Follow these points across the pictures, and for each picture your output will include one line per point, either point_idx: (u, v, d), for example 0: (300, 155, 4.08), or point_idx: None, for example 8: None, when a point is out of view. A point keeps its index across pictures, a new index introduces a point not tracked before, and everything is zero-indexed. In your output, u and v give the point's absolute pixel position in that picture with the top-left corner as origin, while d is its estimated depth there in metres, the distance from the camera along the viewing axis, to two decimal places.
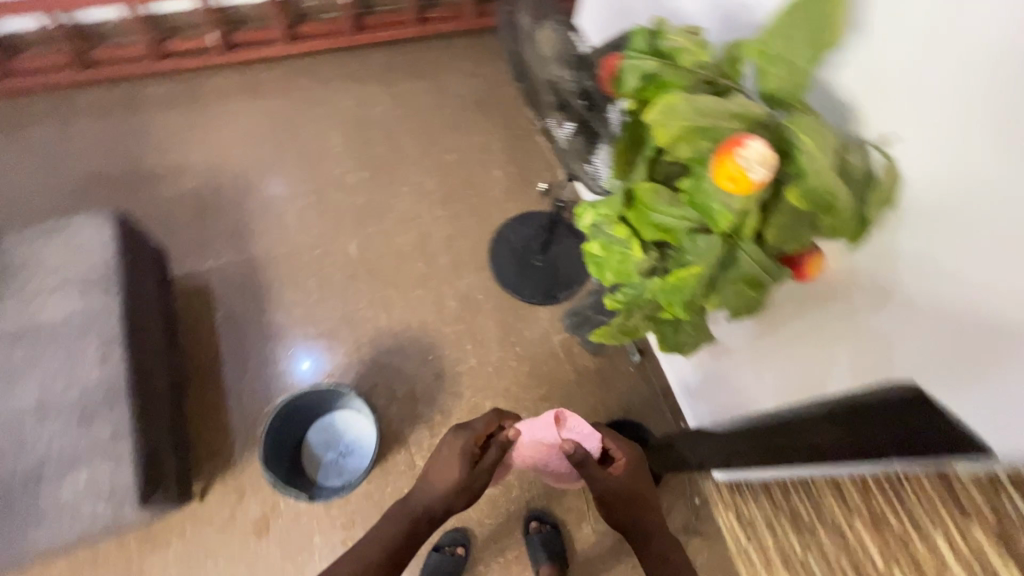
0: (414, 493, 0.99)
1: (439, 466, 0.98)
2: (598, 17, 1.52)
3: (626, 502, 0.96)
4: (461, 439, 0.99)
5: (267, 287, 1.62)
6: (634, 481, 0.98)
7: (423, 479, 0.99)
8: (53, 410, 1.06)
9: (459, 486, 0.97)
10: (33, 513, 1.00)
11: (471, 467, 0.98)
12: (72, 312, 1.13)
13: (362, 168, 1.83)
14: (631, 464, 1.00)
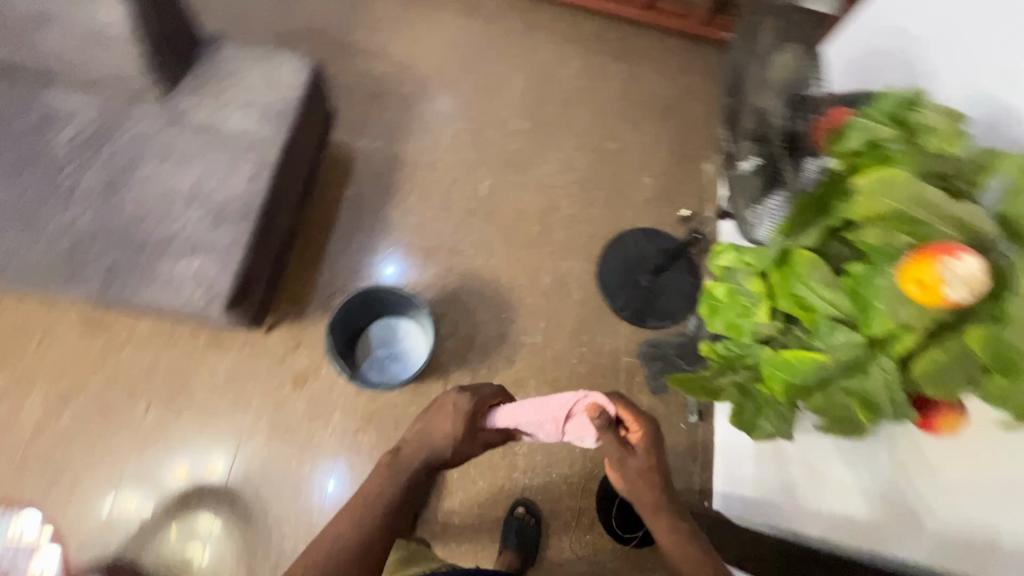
0: (404, 448, 0.99)
1: (442, 423, 0.99)
2: (849, 59, 1.39)
3: (644, 481, 0.92)
4: (464, 399, 1.01)
5: (398, 185, 1.71)
6: (650, 454, 0.93)
7: (417, 437, 1.00)
8: (197, 199, 1.20)
9: (460, 446, 0.98)
10: (150, 273, 1.16)
11: (471, 428, 0.99)
12: (247, 129, 1.27)
13: (526, 119, 1.85)
14: (649, 437, 0.93)
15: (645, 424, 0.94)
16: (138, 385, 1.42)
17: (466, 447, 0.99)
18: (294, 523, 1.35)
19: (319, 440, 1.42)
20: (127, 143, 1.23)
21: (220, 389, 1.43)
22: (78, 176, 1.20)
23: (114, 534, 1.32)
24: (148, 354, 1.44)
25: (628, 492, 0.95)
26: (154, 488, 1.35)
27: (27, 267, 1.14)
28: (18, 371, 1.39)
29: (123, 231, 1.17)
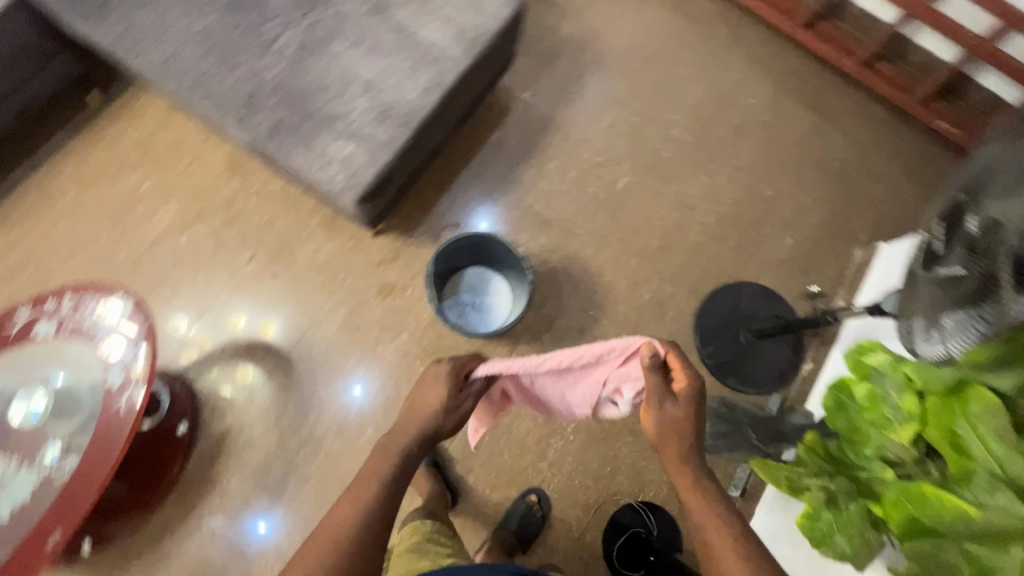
0: (401, 424, 0.88)
1: (425, 394, 0.89)
2: None
3: (676, 432, 0.86)
4: (444, 363, 0.92)
5: (541, 149, 1.69)
6: (690, 408, 0.86)
7: (405, 412, 0.90)
8: (371, 92, 1.23)
9: (448, 409, 0.89)
10: (307, 141, 1.19)
11: (459, 387, 0.90)
12: (439, 44, 1.28)
13: (689, 132, 1.76)
14: (693, 391, 0.86)
15: (693, 377, 0.86)
16: (250, 236, 1.51)
17: (452, 404, 0.89)
18: (332, 414, 1.42)
19: (381, 352, 1.47)
20: (332, 16, 1.27)
21: (314, 269, 1.51)
22: (280, 30, 1.25)
23: (184, 355, 1.44)
24: (268, 213, 1.53)
25: (657, 443, 0.88)
26: (231, 330, 1.46)
27: (212, 96, 1.21)
28: (160, 182, 1.51)
29: (299, 95, 1.21)
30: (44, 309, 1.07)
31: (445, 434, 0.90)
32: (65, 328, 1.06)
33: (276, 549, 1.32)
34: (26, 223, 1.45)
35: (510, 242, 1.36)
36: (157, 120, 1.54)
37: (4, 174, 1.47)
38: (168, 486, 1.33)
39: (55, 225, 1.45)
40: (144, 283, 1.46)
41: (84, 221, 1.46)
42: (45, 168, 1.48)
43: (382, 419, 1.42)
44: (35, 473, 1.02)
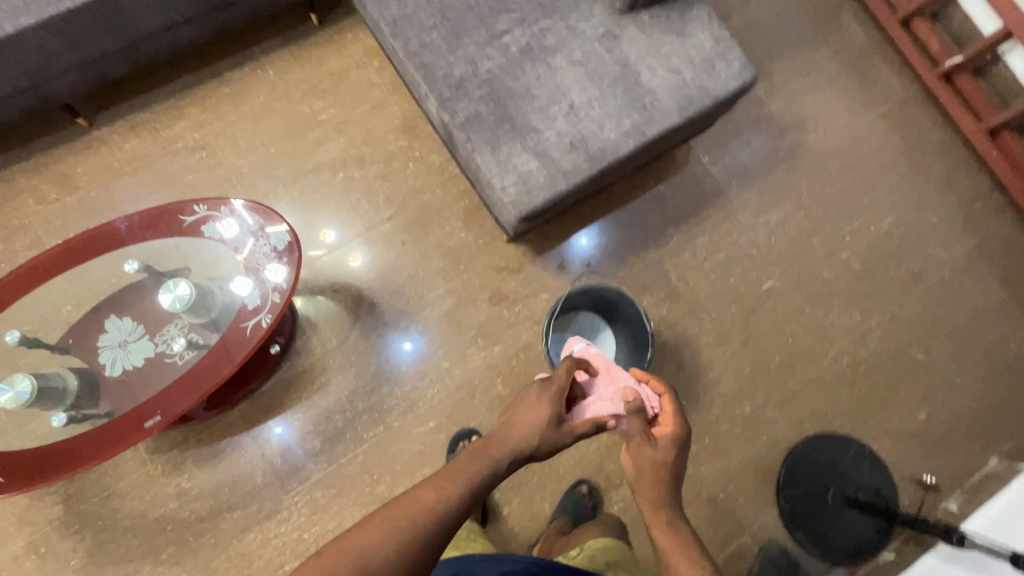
0: (494, 436, 0.82)
1: (523, 411, 0.84)
2: None
3: (653, 473, 0.88)
4: (549, 388, 0.88)
5: (698, 219, 1.60)
6: (669, 454, 0.91)
7: (501, 426, 0.84)
8: (572, 117, 1.20)
9: (547, 435, 0.83)
10: (495, 142, 1.17)
11: (556, 414, 0.85)
12: (655, 93, 1.22)
13: (859, 260, 1.61)
14: (672, 437, 0.92)
15: (677, 425, 0.93)
16: (397, 197, 1.54)
17: (554, 433, 0.84)
18: (402, 391, 1.43)
19: (470, 355, 1.46)
20: (564, 28, 1.24)
21: (441, 251, 1.52)
22: (510, 26, 1.23)
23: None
24: (421, 182, 1.55)
25: (637, 483, 0.88)
26: (344, 272, 1.50)
27: (422, 63, 1.20)
28: (340, 117, 1.57)
29: (505, 95, 1.20)
30: (218, 212, 1.12)
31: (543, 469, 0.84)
32: (229, 238, 1.12)
33: (309, 495, 1.36)
34: (217, 110, 1.54)
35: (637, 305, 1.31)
36: (358, 58, 1.60)
37: (216, 59, 1.57)
38: (244, 395, 1.39)
39: (239, 121, 1.54)
40: (290, 199, 1.52)
41: (265, 127, 1.55)
42: (250, 66, 1.57)
43: (446, 418, 1.42)
44: (153, 347, 1.12)
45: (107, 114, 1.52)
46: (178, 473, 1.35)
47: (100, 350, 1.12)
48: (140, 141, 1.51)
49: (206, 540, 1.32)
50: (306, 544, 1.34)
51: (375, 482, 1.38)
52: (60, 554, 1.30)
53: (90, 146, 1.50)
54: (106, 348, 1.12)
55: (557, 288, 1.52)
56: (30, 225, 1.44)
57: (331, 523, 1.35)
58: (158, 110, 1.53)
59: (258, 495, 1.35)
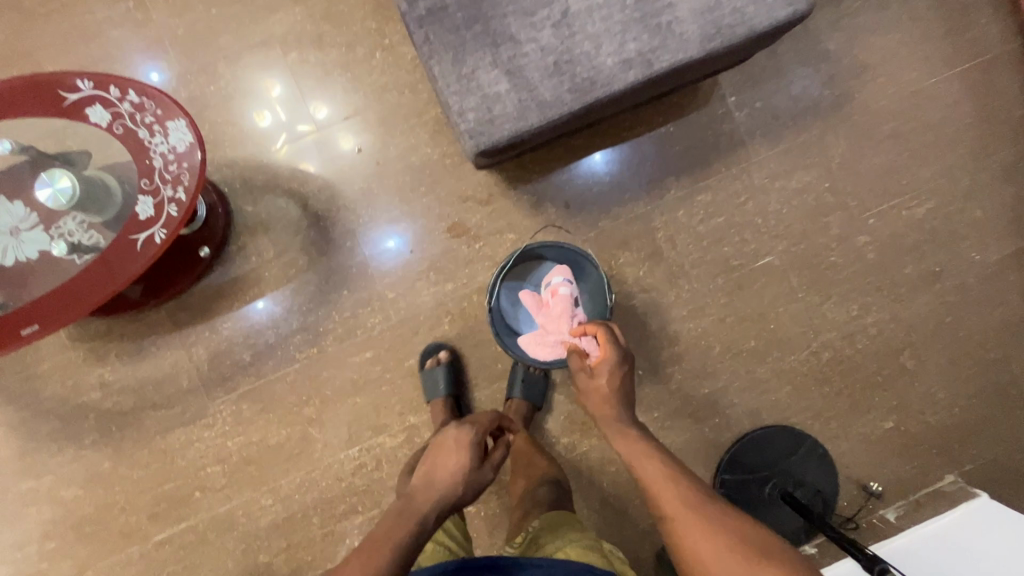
0: (414, 493, 0.76)
1: (438, 458, 0.81)
2: None
3: (600, 399, 1.00)
4: (467, 429, 0.85)
5: (703, 171, 1.37)
6: (611, 378, 1.01)
7: (420, 482, 0.78)
8: (562, 29, 0.94)
9: (468, 480, 0.79)
10: (459, 50, 0.94)
11: (476, 459, 0.81)
12: (675, 11, 0.95)
13: (876, 246, 1.40)
14: (614, 361, 1.01)
15: (611, 350, 1.02)
16: (359, 95, 1.34)
17: (475, 476, 0.80)
18: (341, 316, 1.33)
19: (418, 289, 1.34)
20: None
21: (401, 166, 1.34)
22: None
23: (269, 118, 1.33)
24: (388, 78, 1.34)
25: (596, 415, 1.01)
26: (323, 159, 1.34)
27: None
28: None
29: None
30: (107, 94, 0.93)
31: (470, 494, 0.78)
32: (118, 126, 0.93)
33: (235, 406, 1.32)
34: None
35: (593, 262, 1.19)
36: None
37: None
38: (158, 301, 1.28)
39: None
40: (281, 58, 1.32)
41: None
42: None
43: (384, 350, 1.34)
44: (47, 239, 0.97)
45: None
46: (101, 364, 1.31)
47: None
48: None
49: (129, 434, 1.31)
50: (229, 452, 1.33)
51: (304, 403, 1.33)
52: None
53: None
54: None
55: (526, 229, 1.34)
56: None
57: (255, 436, 1.33)
58: None
59: (183, 398, 1.32)
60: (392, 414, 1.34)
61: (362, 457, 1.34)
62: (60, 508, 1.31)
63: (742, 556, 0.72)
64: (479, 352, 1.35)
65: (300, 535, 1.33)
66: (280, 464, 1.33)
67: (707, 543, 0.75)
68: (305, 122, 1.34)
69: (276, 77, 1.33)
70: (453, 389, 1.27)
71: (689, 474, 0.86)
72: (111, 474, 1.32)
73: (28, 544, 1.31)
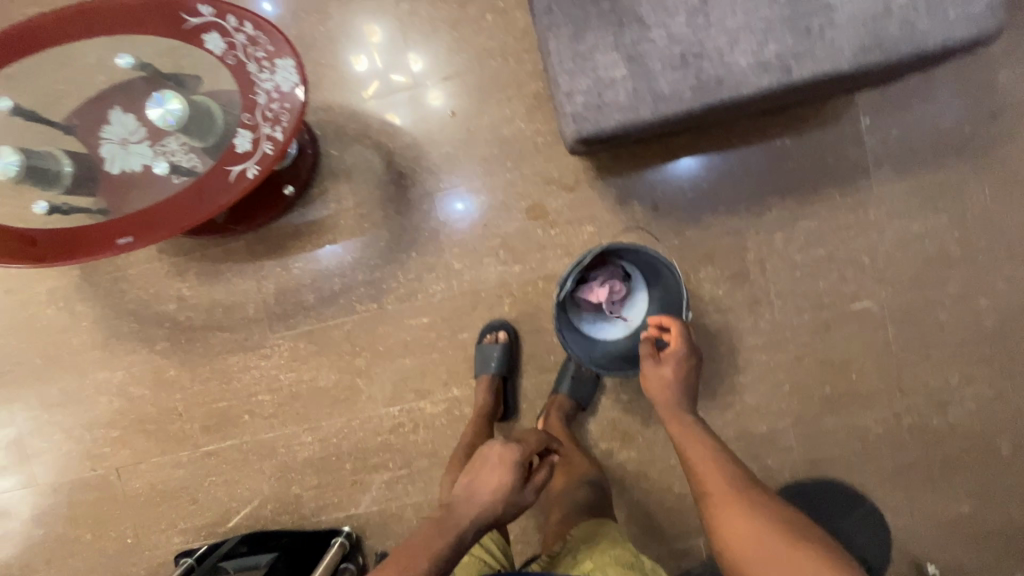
0: (454, 504, 0.74)
1: (480, 475, 0.75)
2: None
3: (661, 387, 0.97)
4: (514, 446, 0.77)
5: (813, 195, 1.25)
6: (675, 371, 0.97)
7: (458, 494, 0.74)
8: (698, 17, 0.85)
9: (508, 500, 0.75)
10: (581, 25, 0.87)
11: (521, 482, 0.75)
12: (830, 12, 0.83)
13: (996, 313, 1.24)
14: (683, 352, 0.98)
15: (680, 341, 0.98)
16: (463, 57, 1.30)
17: (516, 497, 0.75)
18: (406, 276, 1.33)
19: (485, 265, 1.31)
20: None
21: (492, 137, 1.30)
22: None
23: (365, 62, 1.33)
24: (494, 42, 1.29)
25: (653, 399, 0.98)
26: (411, 112, 1.32)
27: None
28: None
29: None
30: (225, 23, 0.94)
31: (514, 510, 0.76)
32: (230, 57, 0.94)
33: (292, 343, 1.37)
34: None
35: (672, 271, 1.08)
36: None
37: None
38: (230, 232, 1.31)
39: None
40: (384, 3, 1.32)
41: None
42: None
43: (440, 318, 1.33)
44: (150, 154, 1.01)
45: None
46: (180, 279, 1.38)
47: (101, 141, 1.03)
48: None
49: (196, 347, 1.39)
50: (281, 384, 1.38)
51: (356, 353, 1.36)
52: (74, 312, 1.42)
53: None
54: (107, 142, 1.03)
55: (607, 224, 1.28)
56: None
57: (306, 374, 1.37)
58: None
59: (248, 325, 1.38)
60: (437, 382, 1.34)
61: (401, 417, 1.36)
62: (127, 402, 1.42)
63: (777, 534, 0.73)
64: (534, 338, 1.32)
65: (330, 476, 1.38)
66: (324, 406, 1.37)
67: (744, 519, 0.76)
68: (399, 72, 1.32)
69: (380, 25, 1.32)
70: (502, 371, 1.26)
71: (737, 461, 0.86)
72: (174, 380, 1.41)
73: (96, 427, 1.43)
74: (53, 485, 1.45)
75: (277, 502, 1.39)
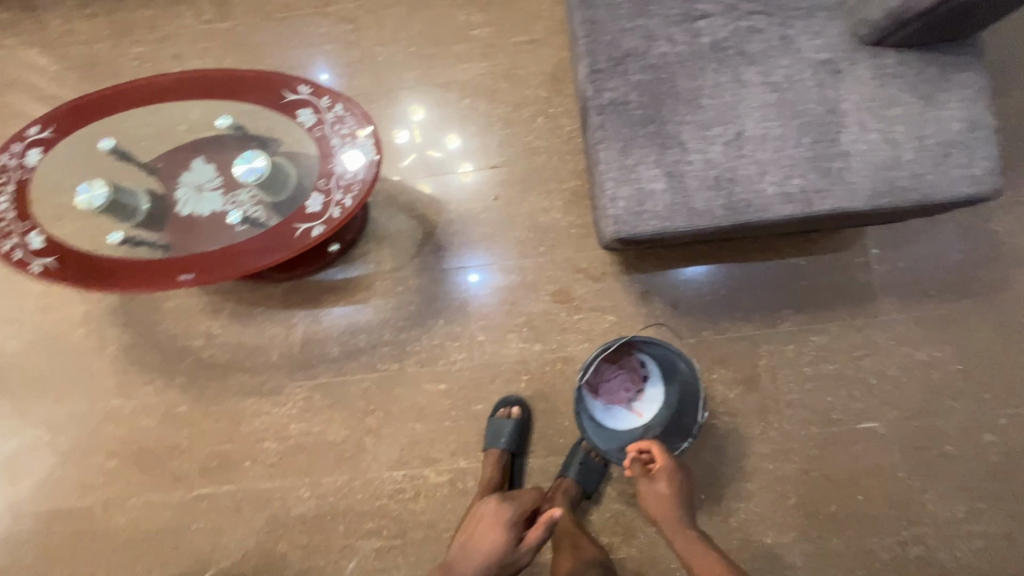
0: (456, 563, 0.94)
1: (477, 533, 0.96)
2: None
3: (659, 505, 1.02)
4: (504, 508, 0.99)
5: (824, 313, 1.32)
6: (669, 485, 1.03)
7: (460, 551, 0.95)
8: (732, 148, 0.97)
9: (502, 556, 0.93)
10: (629, 142, 0.99)
11: (511, 537, 0.95)
12: (850, 159, 0.95)
13: (1001, 450, 1.26)
14: (671, 464, 1.04)
15: (665, 457, 1.04)
16: (511, 150, 1.43)
17: (508, 556, 0.94)
18: (430, 342, 1.38)
19: (507, 340, 1.37)
20: (778, 37, 0.99)
21: (528, 223, 1.40)
22: (711, 12, 1.00)
23: (404, 136, 1.45)
24: (540, 142, 1.43)
25: (656, 517, 1.02)
26: (437, 183, 1.44)
27: (591, 16, 1.02)
28: (491, 41, 1.46)
29: (666, 91, 0.99)
30: (318, 102, 1.07)
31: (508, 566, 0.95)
32: (317, 130, 1.07)
33: (308, 393, 1.39)
34: None
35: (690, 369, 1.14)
36: None
37: None
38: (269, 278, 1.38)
39: (393, 9, 1.49)
40: (429, 87, 1.46)
41: (415, 24, 1.48)
42: None
43: (457, 387, 1.36)
44: (221, 202, 1.10)
45: None
46: (213, 317, 1.43)
47: (179, 185, 1.13)
48: None
49: (212, 386, 1.41)
50: (288, 434, 1.38)
51: (369, 412, 1.37)
52: (102, 336, 1.45)
53: None
54: (184, 186, 1.13)
55: (628, 316, 1.35)
56: (180, 36, 1.51)
57: (316, 427, 1.38)
58: None
59: (268, 371, 1.41)
60: (445, 451, 1.35)
61: (403, 482, 1.35)
62: (132, 433, 1.42)
63: None
64: (546, 419, 1.34)
65: (321, 537, 1.34)
66: (328, 462, 1.37)
67: None
68: (433, 147, 1.45)
69: (423, 106, 1.46)
70: (512, 448, 1.27)
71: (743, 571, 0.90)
72: (183, 417, 1.41)
73: (94, 455, 1.42)
74: (34, 512, 1.41)
75: (262, 558, 1.35)
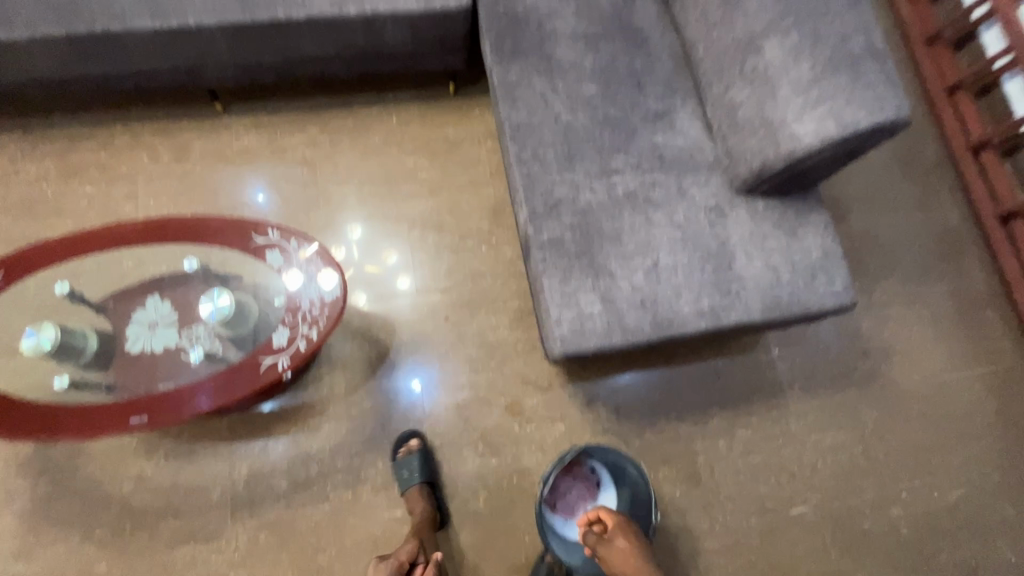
0: None
1: None
2: None
3: (625, 561, 1.04)
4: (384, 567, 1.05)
5: (745, 408, 1.49)
6: (624, 537, 1.07)
7: None
8: (652, 274, 1.16)
9: None
10: (567, 272, 1.15)
11: None
12: (744, 281, 1.17)
13: (908, 521, 1.43)
14: (620, 518, 1.10)
15: (612, 513, 1.11)
16: (458, 274, 1.57)
17: None
18: (385, 465, 1.38)
19: (464, 456, 1.40)
20: (676, 188, 1.24)
21: (478, 341, 1.50)
22: (622, 168, 1.25)
23: (344, 252, 1.56)
24: (485, 266, 1.58)
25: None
26: (388, 304, 1.52)
27: (526, 170, 1.23)
28: (437, 181, 1.65)
29: (594, 231, 1.19)
30: (286, 244, 1.15)
31: None
32: (285, 270, 1.14)
33: (253, 534, 1.31)
34: (332, 136, 1.66)
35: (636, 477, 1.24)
36: (475, 134, 1.70)
37: (351, 93, 1.70)
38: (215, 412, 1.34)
39: (346, 153, 1.65)
40: (380, 218, 1.61)
41: (367, 166, 1.65)
42: (379, 109, 1.70)
43: None
44: (177, 338, 1.11)
45: (240, 106, 1.66)
46: (145, 458, 1.34)
47: (130, 322, 1.14)
48: (257, 139, 1.64)
49: (140, 537, 1.29)
50: None
51: (320, 549, 1.31)
52: (8, 490, 1.30)
53: (214, 128, 1.64)
54: (136, 324, 1.13)
55: (576, 423, 1.44)
56: (135, 176, 1.58)
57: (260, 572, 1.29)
58: (285, 118, 1.66)
59: (207, 514, 1.31)
60: None
61: None
62: None
63: None
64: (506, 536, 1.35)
65: None
66: None
67: None
68: (378, 266, 1.56)
69: (359, 225, 1.59)
70: (426, 479, 1.32)
71: None
72: None
73: None
74: None
75: None
